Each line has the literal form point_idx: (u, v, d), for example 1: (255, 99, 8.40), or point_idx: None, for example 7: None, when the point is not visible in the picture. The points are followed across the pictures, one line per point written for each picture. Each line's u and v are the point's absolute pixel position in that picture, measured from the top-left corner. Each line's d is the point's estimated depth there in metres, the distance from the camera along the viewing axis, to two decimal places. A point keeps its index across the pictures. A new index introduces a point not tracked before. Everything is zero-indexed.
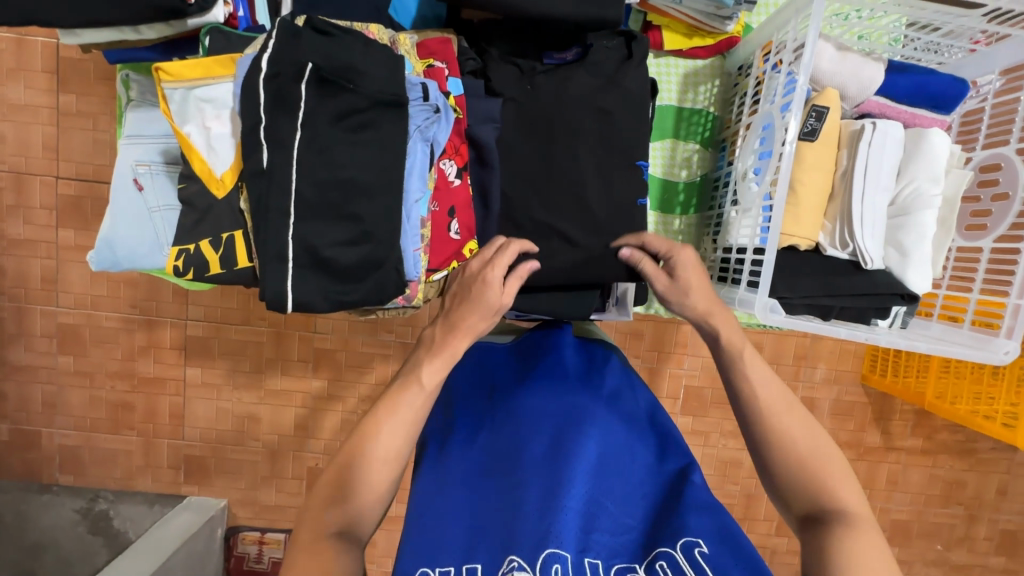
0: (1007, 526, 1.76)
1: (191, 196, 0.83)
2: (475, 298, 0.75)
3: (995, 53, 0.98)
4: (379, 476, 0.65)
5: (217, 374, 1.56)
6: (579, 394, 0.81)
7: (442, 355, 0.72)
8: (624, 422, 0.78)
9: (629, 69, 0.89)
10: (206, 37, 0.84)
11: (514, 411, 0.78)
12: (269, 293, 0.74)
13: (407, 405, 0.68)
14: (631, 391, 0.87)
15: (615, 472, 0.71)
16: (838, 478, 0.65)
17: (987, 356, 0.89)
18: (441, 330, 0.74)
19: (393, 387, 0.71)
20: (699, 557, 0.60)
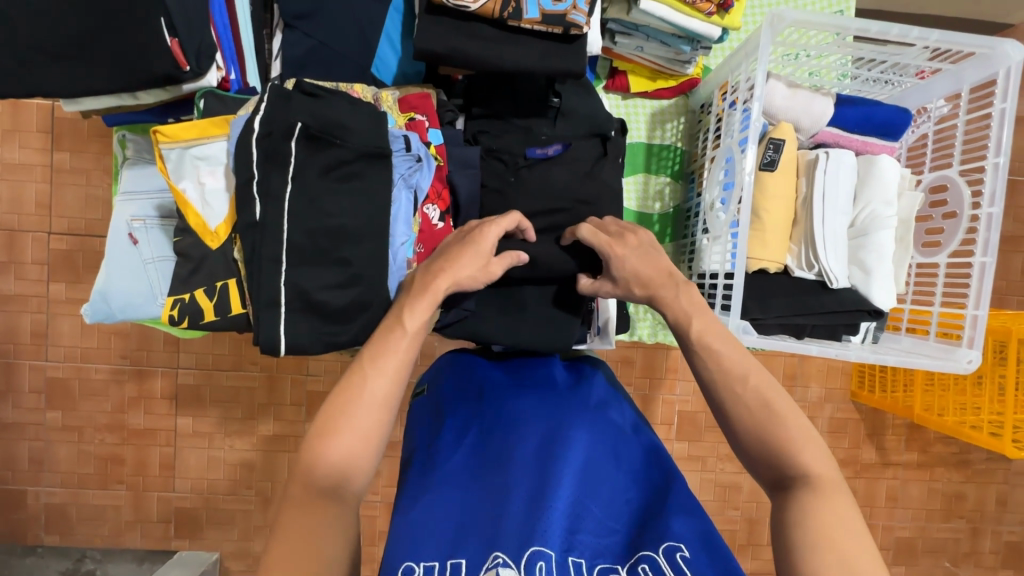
0: (1010, 538, 1.77)
1: (186, 248, 0.87)
2: (466, 249, 0.82)
3: (933, 84, 1.06)
4: (371, 422, 0.69)
5: (209, 422, 1.56)
6: (566, 405, 0.86)
7: (424, 293, 0.77)
8: (610, 430, 0.83)
9: (605, 166, 0.97)
10: (201, 101, 0.89)
11: (504, 420, 0.85)
12: (262, 337, 0.78)
13: (395, 346, 0.73)
14: (618, 403, 0.91)
15: (601, 476, 0.75)
16: (807, 444, 0.68)
17: (952, 366, 0.94)
18: (427, 273, 0.79)
19: (381, 333, 0.75)
20: (680, 560, 0.62)
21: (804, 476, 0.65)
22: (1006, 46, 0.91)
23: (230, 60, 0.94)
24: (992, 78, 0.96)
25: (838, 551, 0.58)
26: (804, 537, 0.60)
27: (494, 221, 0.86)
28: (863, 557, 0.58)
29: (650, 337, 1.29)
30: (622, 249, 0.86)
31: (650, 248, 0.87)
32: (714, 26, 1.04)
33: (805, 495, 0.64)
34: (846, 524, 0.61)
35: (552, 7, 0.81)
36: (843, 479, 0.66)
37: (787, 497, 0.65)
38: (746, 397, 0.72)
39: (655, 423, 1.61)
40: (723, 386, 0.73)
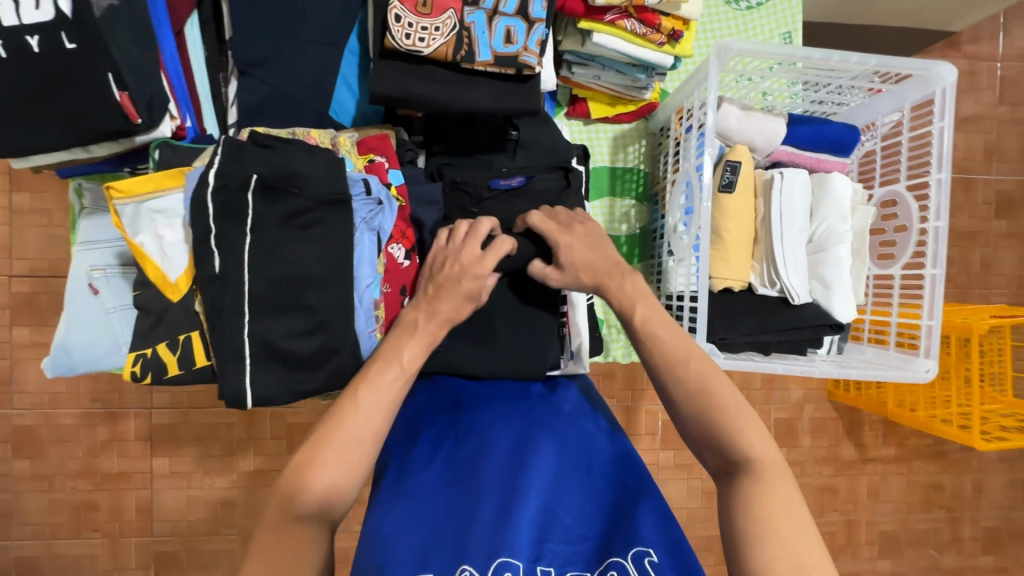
0: (989, 524, 1.82)
1: (148, 300, 0.85)
2: (459, 293, 0.82)
3: (878, 102, 1.10)
4: (359, 459, 0.70)
5: (186, 462, 1.52)
6: (539, 419, 0.93)
7: (421, 339, 0.80)
8: (580, 439, 0.89)
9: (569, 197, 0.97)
10: (155, 152, 0.88)
11: (477, 432, 0.90)
12: (227, 391, 0.76)
13: (386, 381, 0.75)
14: (591, 413, 0.97)
15: (571, 487, 0.82)
16: (752, 431, 0.71)
17: (910, 376, 0.97)
18: (423, 317, 0.81)
19: (372, 370, 0.76)
20: (647, 564, 0.70)
21: (747, 464, 0.69)
22: (939, 69, 0.97)
23: (184, 107, 0.93)
24: (930, 98, 1.01)
25: (778, 537, 0.62)
26: (749, 523, 0.64)
27: (486, 254, 0.84)
28: (805, 542, 0.62)
29: (625, 356, 1.31)
30: (568, 234, 0.87)
31: (597, 237, 0.89)
32: (666, 55, 1.07)
33: (748, 483, 0.67)
34: (786, 510, 0.64)
35: (503, 49, 0.83)
36: (788, 466, 0.69)
37: (732, 483, 0.69)
38: (693, 381, 0.76)
39: (640, 434, 1.62)
40: (671, 371, 0.77)
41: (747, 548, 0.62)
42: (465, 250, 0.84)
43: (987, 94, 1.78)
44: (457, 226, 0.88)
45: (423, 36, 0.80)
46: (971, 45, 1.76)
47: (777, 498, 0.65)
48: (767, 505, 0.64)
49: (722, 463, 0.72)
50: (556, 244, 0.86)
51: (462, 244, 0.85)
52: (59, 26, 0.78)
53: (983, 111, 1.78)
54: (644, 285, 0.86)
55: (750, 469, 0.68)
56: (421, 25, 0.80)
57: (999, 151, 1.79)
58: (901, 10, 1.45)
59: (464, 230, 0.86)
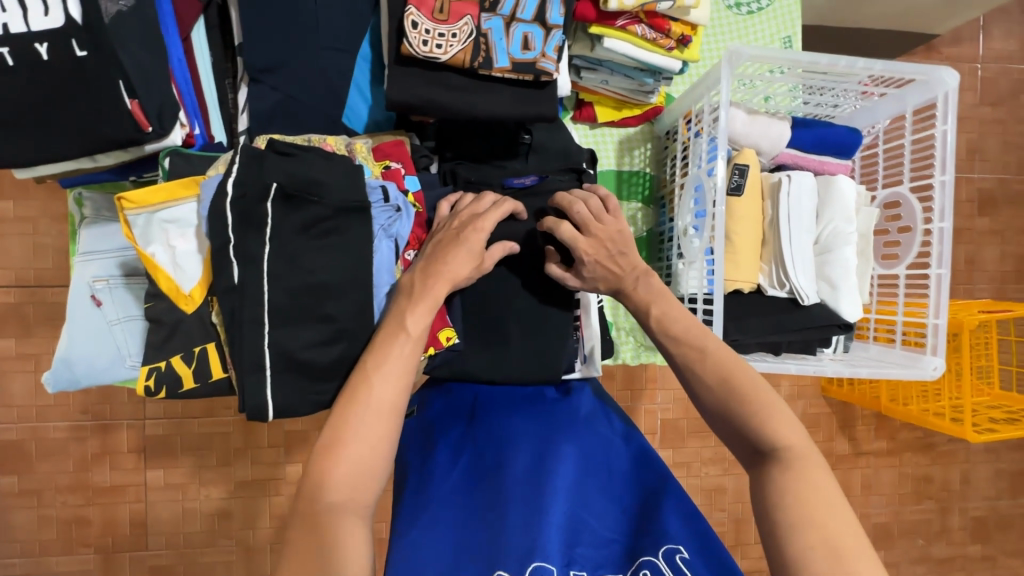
0: (976, 513, 1.86)
1: (160, 313, 0.83)
2: (462, 248, 0.81)
3: (879, 106, 1.12)
4: (378, 430, 0.69)
5: (182, 473, 1.49)
6: (557, 424, 0.93)
7: (423, 299, 0.77)
8: (599, 442, 0.90)
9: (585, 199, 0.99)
10: (166, 160, 0.86)
11: (496, 439, 0.90)
12: (248, 404, 0.75)
13: (398, 352, 0.73)
14: (605, 415, 0.97)
15: (594, 491, 0.82)
16: (781, 420, 0.71)
17: (918, 373, 0.99)
18: (422, 277, 0.79)
19: (380, 339, 0.75)
20: (679, 561, 0.69)
21: (777, 452, 0.69)
22: (941, 73, 0.99)
23: (193, 114, 0.91)
24: (932, 101, 1.03)
25: (814, 522, 0.62)
26: (784, 512, 0.64)
27: (488, 214, 0.85)
28: (840, 524, 0.62)
29: (634, 358, 1.30)
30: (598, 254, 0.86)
31: (624, 249, 0.87)
32: (673, 59, 1.08)
33: (778, 471, 0.67)
34: (820, 495, 0.64)
35: (521, 55, 0.83)
36: (817, 449, 0.69)
37: (762, 472, 0.69)
38: (716, 372, 0.76)
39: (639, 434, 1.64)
40: (696, 363, 0.77)
41: (785, 537, 0.63)
42: (467, 210, 0.86)
43: (968, 95, 1.83)
44: (462, 198, 0.91)
45: (441, 43, 0.80)
46: (952, 47, 1.80)
47: (809, 485, 0.65)
48: (802, 494, 0.64)
49: (754, 452, 0.71)
50: (580, 258, 0.87)
51: (468, 205, 0.88)
52: (69, 33, 0.76)
53: (965, 112, 1.83)
54: (658, 285, 0.86)
55: (778, 456, 0.69)
56: (439, 32, 0.80)
57: (981, 150, 1.84)
58: (890, 13, 1.48)
59: (467, 200, 0.90)
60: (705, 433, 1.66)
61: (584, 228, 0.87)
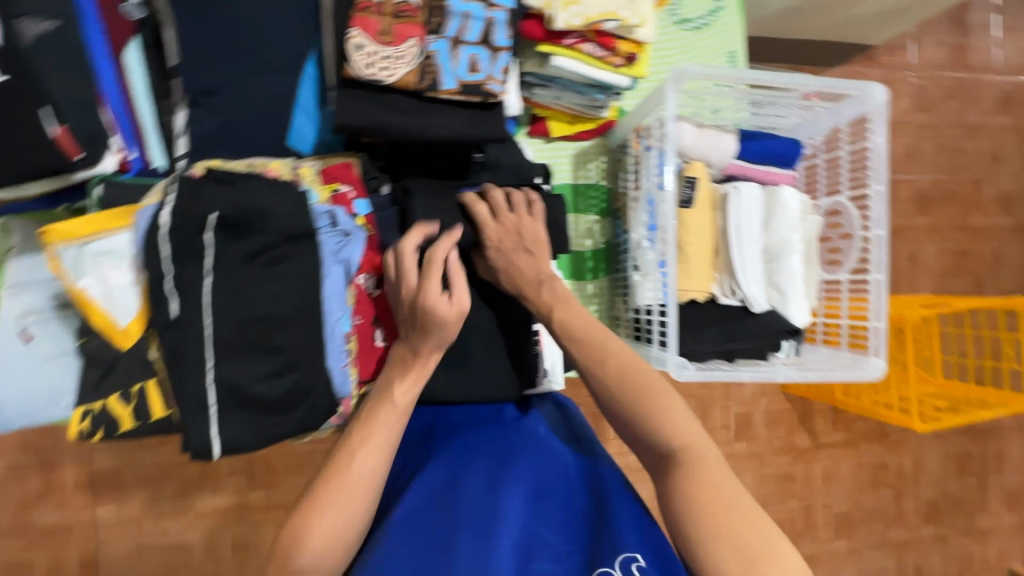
0: (929, 496, 1.96)
1: (95, 350, 0.79)
2: (430, 324, 0.80)
3: (818, 119, 1.17)
4: (357, 500, 0.73)
5: (135, 507, 1.42)
6: (516, 435, 0.92)
7: (411, 376, 0.82)
8: (558, 452, 0.90)
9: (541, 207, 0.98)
10: (96, 189, 0.82)
11: (454, 455, 0.89)
12: (192, 443, 0.71)
13: (382, 423, 0.78)
14: (566, 426, 0.97)
15: (551, 501, 0.82)
16: (675, 418, 0.76)
17: (863, 374, 1.03)
18: (409, 354, 0.83)
19: (368, 407, 0.80)
20: (636, 570, 0.72)
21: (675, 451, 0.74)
22: (872, 89, 1.04)
23: (128, 140, 0.87)
24: (864, 116, 1.08)
25: (711, 515, 0.67)
26: (694, 523, 0.67)
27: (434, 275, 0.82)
28: (753, 534, 0.65)
29: None
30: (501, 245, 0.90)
31: (530, 245, 0.91)
32: (623, 75, 1.09)
33: (677, 472, 0.72)
34: (716, 486, 0.69)
35: (469, 77, 0.83)
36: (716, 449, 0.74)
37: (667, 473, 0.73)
38: (616, 379, 0.80)
39: (609, 439, 1.65)
40: (597, 374, 0.81)
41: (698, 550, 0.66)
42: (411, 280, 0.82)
43: (904, 101, 1.94)
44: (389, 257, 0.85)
45: (386, 65, 0.79)
46: (887, 56, 1.91)
47: (713, 490, 0.69)
48: (699, 494, 0.69)
49: (657, 456, 0.76)
50: (484, 242, 0.90)
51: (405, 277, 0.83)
52: None
53: (901, 117, 1.94)
54: (563, 290, 0.89)
55: (681, 458, 0.73)
56: (384, 54, 0.79)
57: (917, 153, 1.95)
58: (828, 26, 1.56)
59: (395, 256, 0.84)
60: None
61: (485, 218, 0.90)
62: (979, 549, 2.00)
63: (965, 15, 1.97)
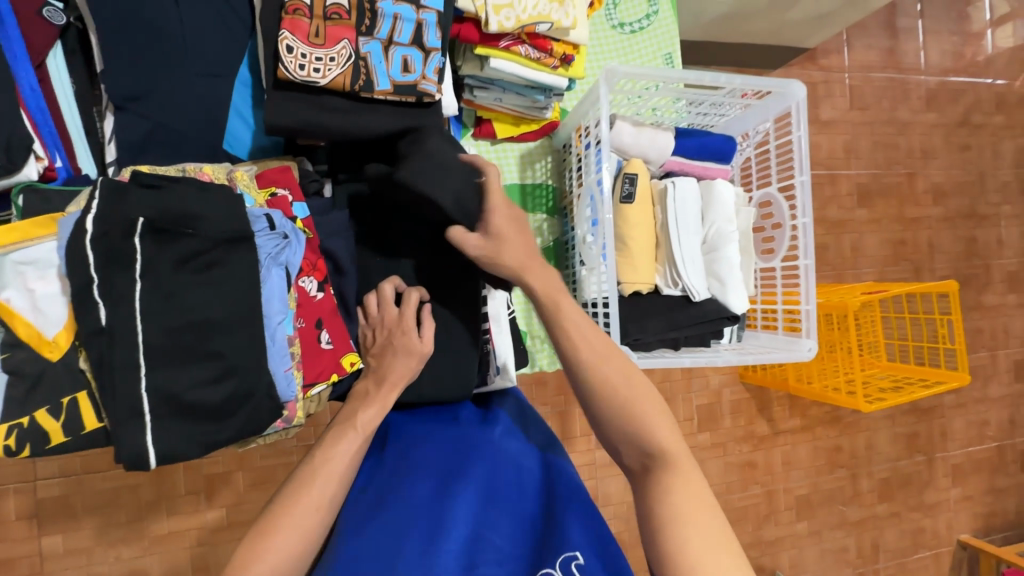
0: (881, 475, 2.06)
1: (18, 364, 0.75)
2: (397, 354, 0.87)
3: (748, 115, 1.24)
4: (311, 521, 0.73)
5: (84, 536, 1.36)
6: (472, 438, 0.91)
7: (373, 403, 0.85)
8: (513, 454, 0.89)
9: None
10: (18, 197, 0.79)
11: (408, 459, 0.87)
12: (124, 453, 0.70)
13: (343, 452, 0.80)
14: (522, 430, 0.97)
15: (503, 503, 0.81)
16: (657, 418, 0.72)
17: (796, 355, 1.10)
18: (374, 384, 0.87)
19: (332, 434, 0.83)
20: (575, 568, 0.72)
21: (662, 453, 0.69)
22: (792, 86, 1.11)
23: (52, 145, 0.85)
24: (787, 111, 1.16)
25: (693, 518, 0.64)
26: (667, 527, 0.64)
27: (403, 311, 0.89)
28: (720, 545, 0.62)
29: (550, 365, 1.35)
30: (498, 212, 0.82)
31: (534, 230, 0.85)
32: (560, 77, 1.14)
33: (663, 472, 0.68)
34: (696, 488, 0.67)
35: (402, 78, 0.84)
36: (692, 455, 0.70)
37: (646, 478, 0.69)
38: (599, 378, 0.73)
39: (576, 436, 1.68)
40: (584, 373, 0.74)
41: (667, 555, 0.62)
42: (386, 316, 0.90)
43: (840, 101, 2.05)
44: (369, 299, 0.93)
45: (319, 66, 0.80)
46: (823, 59, 2.02)
47: (688, 496, 0.65)
48: (679, 500, 0.65)
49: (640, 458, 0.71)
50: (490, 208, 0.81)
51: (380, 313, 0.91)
52: None
53: (839, 116, 2.05)
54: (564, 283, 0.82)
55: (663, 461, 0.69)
56: (316, 56, 0.80)
57: (855, 150, 2.06)
58: (765, 30, 1.64)
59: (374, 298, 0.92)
60: None
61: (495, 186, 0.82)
62: (929, 522, 2.12)
63: (892, 19, 2.11)
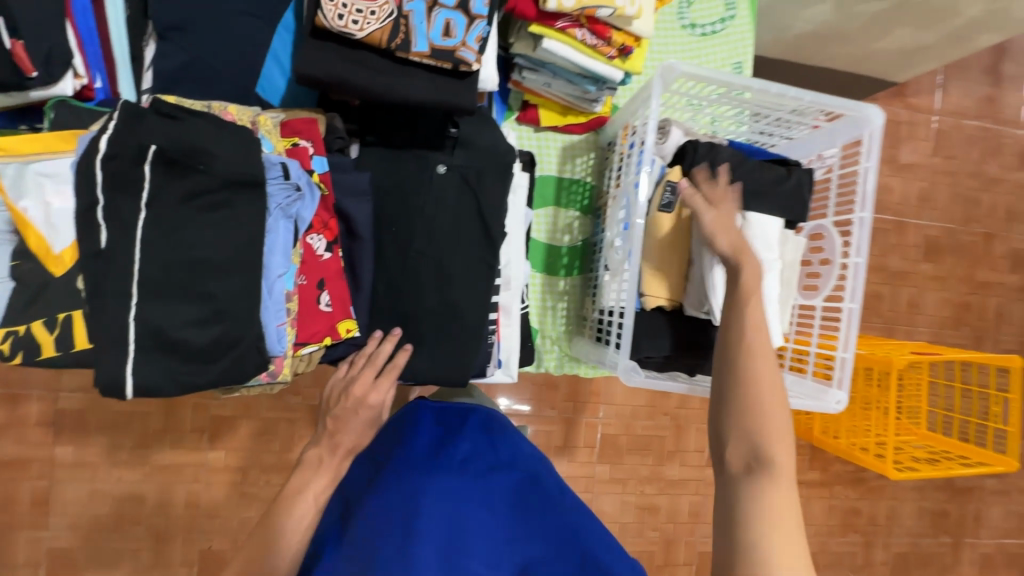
0: (899, 549, 1.90)
1: (24, 274, 0.77)
2: (358, 420, 0.85)
3: (813, 139, 1.13)
4: None
5: (93, 451, 1.40)
6: (426, 469, 0.77)
7: (327, 473, 0.81)
8: (473, 477, 0.76)
9: (488, 184, 0.94)
10: (50, 111, 0.80)
11: (362, 518, 0.74)
12: (102, 378, 0.69)
13: (296, 521, 0.75)
14: (489, 446, 0.85)
15: (472, 537, 0.68)
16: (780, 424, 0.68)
17: (824, 406, 1.01)
18: (327, 451, 0.82)
19: (279, 505, 0.77)
20: None
21: (771, 463, 0.65)
22: (870, 111, 1.01)
23: (94, 66, 0.86)
24: (858, 138, 1.05)
25: (782, 539, 0.61)
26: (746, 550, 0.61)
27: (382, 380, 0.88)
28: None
29: (557, 368, 1.30)
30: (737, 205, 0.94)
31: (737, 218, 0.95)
32: (616, 69, 1.07)
33: (766, 484, 0.64)
34: (792, 518, 0.63)
35: (441, 42, 0.80)
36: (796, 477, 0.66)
37: (738, 478, 0.66)
38: (741, 352, 0.72)
39: (578, 446, 1.61)
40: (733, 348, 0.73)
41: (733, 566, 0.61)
42: (361, 375, 0.87)
43: (923, 144, 1.88)
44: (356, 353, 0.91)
45: (357, 18, 0.77)
46: (913, 96, 1.86)
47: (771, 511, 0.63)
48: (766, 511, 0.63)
49: (746, 457, 0.67)
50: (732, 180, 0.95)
51: (359, 372, 0.88)
52: None
53: (919, 159, 1.88)
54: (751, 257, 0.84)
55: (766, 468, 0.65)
56: (357, 7, 0.77)
57: (930, 199, 1.89)
58: (851, 56, 1.51)
59: (361, 357, 0.90)
60: (643, 451, 1.66)
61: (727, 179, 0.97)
62: None
63: (997, 64, 1.92)
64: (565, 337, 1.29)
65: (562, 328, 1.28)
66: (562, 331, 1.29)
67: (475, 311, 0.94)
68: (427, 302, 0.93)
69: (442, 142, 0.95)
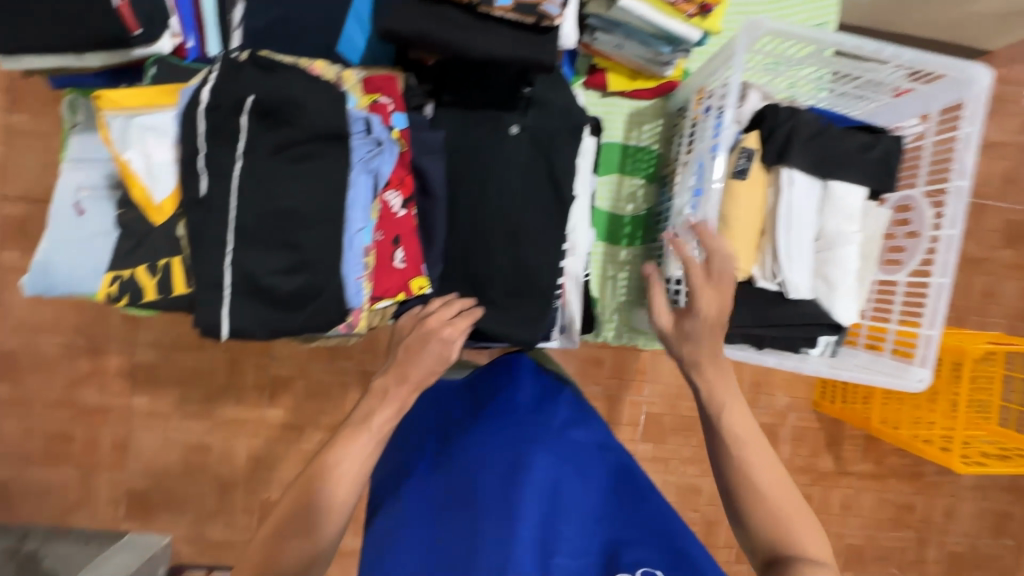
0: (954, 548, 1.82)
1: (129, 222, 0.83)
2: (427, 354, 0.83)
3: (905, 104, 1.06)
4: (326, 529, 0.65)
5: (166, 403, 1.50)
6: (527, 426, 0.78)
7: (393, 403, 0.76)
8: (572, 448, 0.75)
9: (561, 144, 0.93)
10: (151, 67, 0.86)
11: (462, 452, 0.76)
12: (201, 317, 0.74)
13: (358, 448, 0.70)
14: (584, 423, 0.85)
15: (568, 501, 0.67)
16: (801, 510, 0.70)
17: (904, 384, 0.97)
18: (394, 381, 0.79)
19: (343, 433, 0.71)
20: None
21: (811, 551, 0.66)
22: (974, 70, 0.92)
23: (187, 26, 0.89)
24: (958, 103, 0.97)
25: None
26: None
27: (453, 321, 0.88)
28: None
29: (614, 339, 1.29)
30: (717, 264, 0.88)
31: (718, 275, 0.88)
32: (694, 28, 1.03)
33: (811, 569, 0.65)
34: None
35: None
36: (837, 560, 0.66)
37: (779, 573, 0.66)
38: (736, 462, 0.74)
39: (621, 423, 1.61)
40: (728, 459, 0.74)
41: None
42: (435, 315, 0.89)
43: (1013, 120, 1.73)
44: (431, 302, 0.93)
45: None
46: (1005, 68, 1.71)
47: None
48: None
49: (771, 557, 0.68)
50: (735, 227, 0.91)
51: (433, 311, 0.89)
52: None
53: (1008, 137, 1.74)
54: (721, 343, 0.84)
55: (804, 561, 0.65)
56: None
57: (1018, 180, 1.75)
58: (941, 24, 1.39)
59: (436, 302, 0.92)
60: (688, 432, 1.64)
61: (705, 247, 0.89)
62: None
63: None
64: (625, 308, 1.27)
65: (623, 299, 1.27)
66: (622, 301, 1.27)
67: (543, 273, 0.95)
68: (496, 262, 0.94)
69: (515, 101, 0.93)
